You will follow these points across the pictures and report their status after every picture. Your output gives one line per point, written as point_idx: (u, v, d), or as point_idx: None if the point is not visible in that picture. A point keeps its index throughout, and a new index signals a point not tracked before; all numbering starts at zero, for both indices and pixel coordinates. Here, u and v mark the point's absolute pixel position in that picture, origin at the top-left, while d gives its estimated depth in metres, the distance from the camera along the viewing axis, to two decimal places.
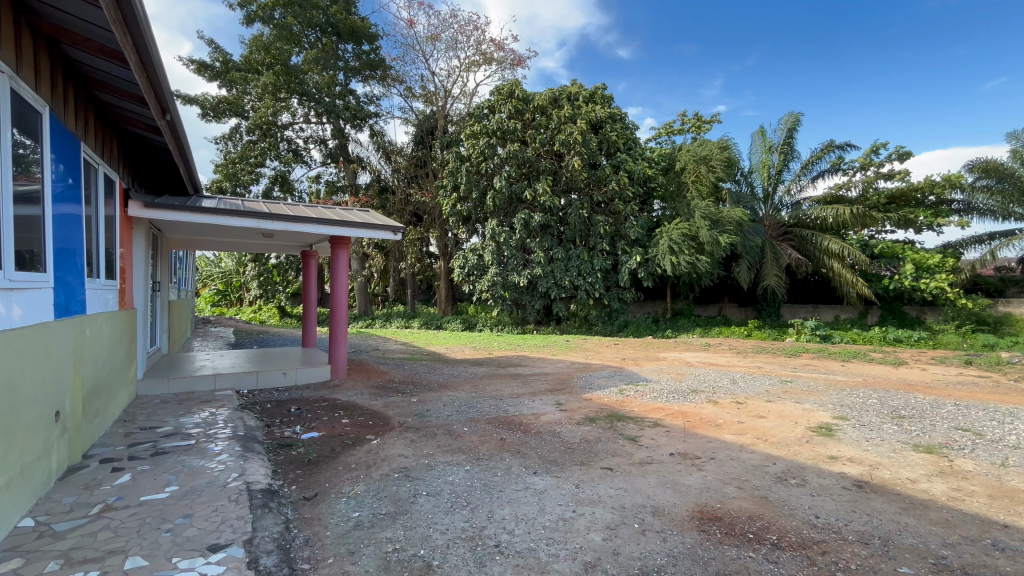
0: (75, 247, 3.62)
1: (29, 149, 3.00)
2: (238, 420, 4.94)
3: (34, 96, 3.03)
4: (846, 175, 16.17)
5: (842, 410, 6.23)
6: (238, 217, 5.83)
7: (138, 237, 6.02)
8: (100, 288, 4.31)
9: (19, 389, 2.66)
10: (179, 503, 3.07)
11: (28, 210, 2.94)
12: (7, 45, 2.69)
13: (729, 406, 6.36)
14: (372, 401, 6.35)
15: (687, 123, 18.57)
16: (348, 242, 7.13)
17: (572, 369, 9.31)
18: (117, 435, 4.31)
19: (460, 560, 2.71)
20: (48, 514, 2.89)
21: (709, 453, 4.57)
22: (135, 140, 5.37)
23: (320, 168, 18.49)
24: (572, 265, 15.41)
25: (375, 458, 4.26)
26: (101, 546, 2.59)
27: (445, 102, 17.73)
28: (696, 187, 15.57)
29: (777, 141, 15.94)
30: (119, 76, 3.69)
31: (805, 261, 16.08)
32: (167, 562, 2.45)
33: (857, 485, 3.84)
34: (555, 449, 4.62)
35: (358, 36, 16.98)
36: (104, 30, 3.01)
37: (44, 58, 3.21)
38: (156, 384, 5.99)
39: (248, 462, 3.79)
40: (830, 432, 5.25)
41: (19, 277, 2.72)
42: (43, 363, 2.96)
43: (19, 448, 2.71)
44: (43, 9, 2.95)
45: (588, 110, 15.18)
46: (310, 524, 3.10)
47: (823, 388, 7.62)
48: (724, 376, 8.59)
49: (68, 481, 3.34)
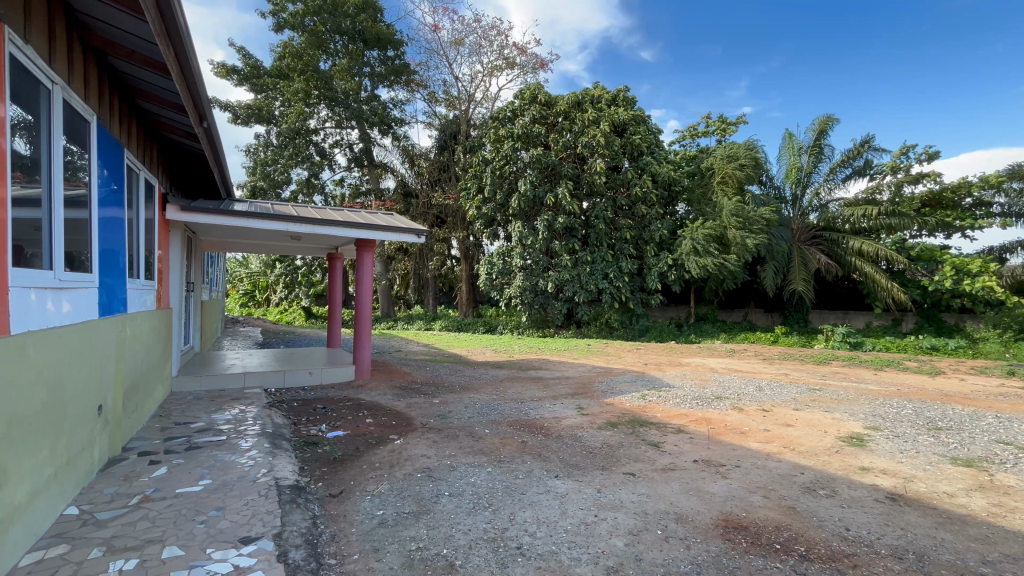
0: (117, 248, 3.79)
1: (76, 155, 3.13)
2: (266, 418, 5.07)
3: (84, 107, 3.22)
4: (874, 179, 15.67)
5: (875, 420, 6.03)
6: (268, 220, 5.96)
7: (175, 240, 6.27)
8: (140, 288, 4.52)
9: (66, 386, 2.81)
10: (212, 496, 3.19)
11: (77, 213, 3.09)
12: (60, 59, 2.85)
13: (754, 413, 6.24)
14: (395, 402, 6.44)
15: (711, 125, 18.28)
16: (374, 245, 7.20)
17: (593, 373, 9.28)
18: (154, 430, 4.48)
19: (482, 560, 2.74)
20: (91, 503, 3.04)
21: (734, 461, 4.49)
22: (172, 147, 5.60)
23: (345, 172, 18.76)
24: (596, 269, 15.35)
25: (398, 458, 4.33)
26: (140, 535, 2.70)
27: (468, 106, 18.03)
28: (723, 188, 15.32)
29: (807, 142, 15.73)
30: (163, 86, 3.87)
31: (834, 266, 15.69)
32: (202, 553, 2.55)
33: (890, 498, 3.71)
34: (576, 453, 4.62)
35: (385, 42, 17.29)
36: (149, 42, 3.16)
37: (93, 70, 3.38)
38: (189, 382, 6.21)
39: (276, 459, 3.90)
40: (861, 442, 5.10)
41: (68, 277, 2.88)
42: (87, 359, 3.11)
43: (65, 440, 2.86)
44: (92, 22, 3.12)
45: (611, 112, 14.99)
46: (337, 520, 3.17)
47: (854, 397, 7.39)
48: (750, 382, 8.42)
49: (109, 472, 3.50)
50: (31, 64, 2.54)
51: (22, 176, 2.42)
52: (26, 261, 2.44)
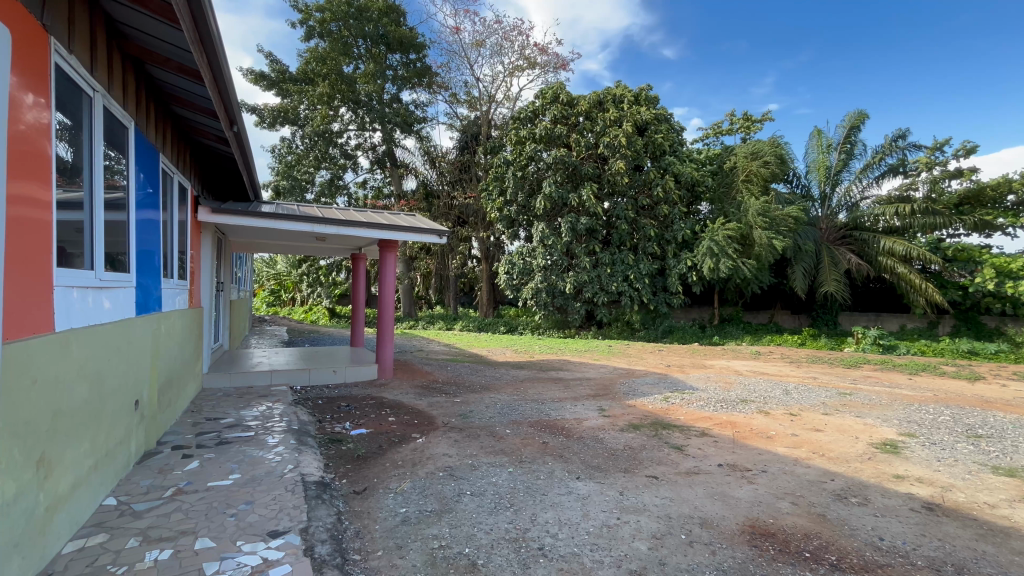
0: (153, 249, 3.93)
1: (115, 160, 3.26)
2: (292, 415, 5.19)
3: (123, 113, 3.35)
4: (909, 176, 15.09)
5: (910, 427, 5.81)
6: (295, 221, 6.08)
7: (206, 241, 6.47)
8: (173, 287, 4.68)
9: (106, 380, 2.93)
10: (242, 490, 3.27)
11: (116, 215, 3.22)
12: (101, 68, 2.97)
13: (781, 418, 6.09)
14: (417, 401, 6.50)
15: (736, 123, 17.90)
16: (396, 246, 7.29)
17: (615, 375, 9.19)
18: (186, 425, 4.63)
19: (504, 561, 2.74)
20: (128, 494, 3.15)
21: (760, 466, 4.39)
22: (204, 151, 5.78)
23: (368, 174, 19.02)
24: (617, 270, 15.23)
25: (420, 457, 4.37)
26: (174, 526, 2.79)
27: (489, 106, 18.12)
28: (748, 186, 14.96)
29: (837, 139, 15.34)
30: (196, 92, 4.00)
31: (865, 266, 15.19)
32: (232, 545, 2.62)
33: (927, 508, 3.57)
34: (598, 455, 4.58)
35: (407, 46, 17.50)
36: (184, 51, 3.28)
37: (131, 78, 3.51)
38: (218, 378, 6.40)
39: (302, 455, 3.98)
40: (895, 449, 4.92)
41: (109, 276, 3.01)
42: (125, 355, 3.24)
43: (105, 433, 2.98)
44: (130, 32, 3.25)
45: (634, 111, 14.82)
46: (360, 517, 3.22)
47: (887, 402, 7.13)
48: (776, 386, 8.23)
49: (145, 464, 3.63)
50: (74, 72, 2.65)
51: (63, 180, 2.52)
52: (68, 260, 2.54)
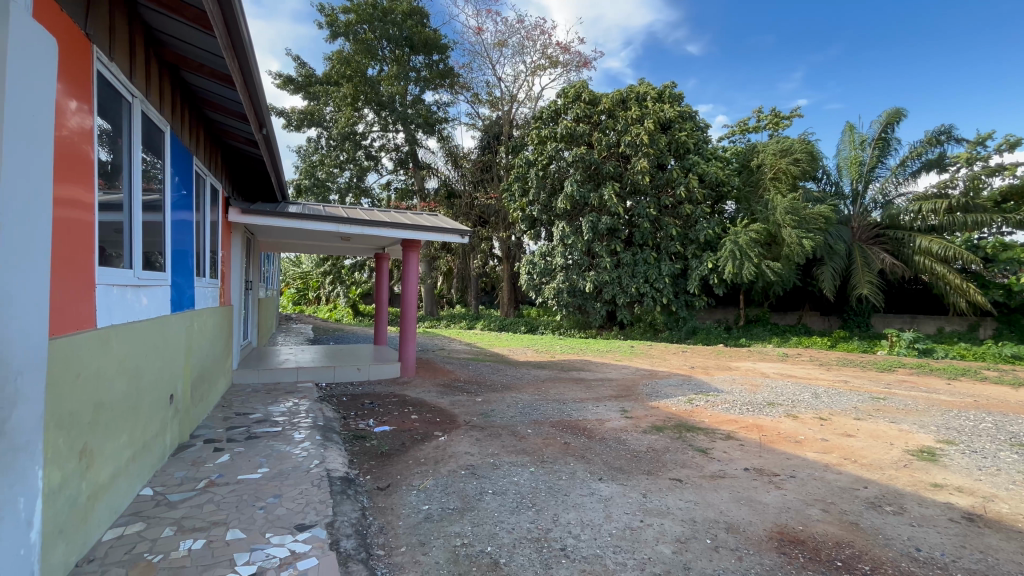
0: (187, 249, 4.07)
1: (152, 163, 3.38)
2: (318, 411, 5.30)
3: (160, 117, 3.47)
4: (947, 172, 14.46)
5: (948, 434, 5.57)
6: (321, 221, 6.20)
7: (236, 241, 6.65)
8: (205, 286, 4.83)
9: (143, 375, 3.05)
10: (270, 484, 3.36)
11: (153, 217, 3.34)
12: (140, 74, 3.09)
13: (810, 422, 5.92)
14: (439, 399, 6.55)
15: (763, 120, 17.46)
16: (418, 245, 7.36)
17: (637, 376, 9.09)
18: (217, 419, 4.78)
19: (526, 560, 2.74)
20: (163, 485, 3.27)
21: (788, 471, 4.27)
22: (235, 153, 5.94)
23: (391, 175, 19.24)
24: (638, 270, 15.08)
25: (443, 454, 4.41)
26: (207, 517, 2.89)
27: (511, 106, 18.17)
28: (775, 184, 14.60)
29: (871, 135, 14.83)
30: (228, 96, 4.12)
31: (900, 266, 14.63)
32: (261, 537, 2.69)
33: (967, 518, 3.42)
34: (620, 456, 4.53)
35: (431, 47, 17.70)
36: (217, 56, 3.38)
37: (167, 84, 3.64)
38: (248, 374, 6.60)
39: (328, 451, 4.07)
40: (933, 457, 4.73)
41: (146, 274, 3.13)
42: (161, 350, 3.36)
43: (143, 426, 3.10)
44: (167, 40, 3.36)
45: (657, 109, 14.65)
46: (384, 513, 3.26)
47: (924, 408, 6.87)
48: (805, 389, 8.02)
49: (179, 457, 3.76)
50: (115, 79, 2.76)
51: (105, 183, 2.63)
52: (108, 260, 2.65)
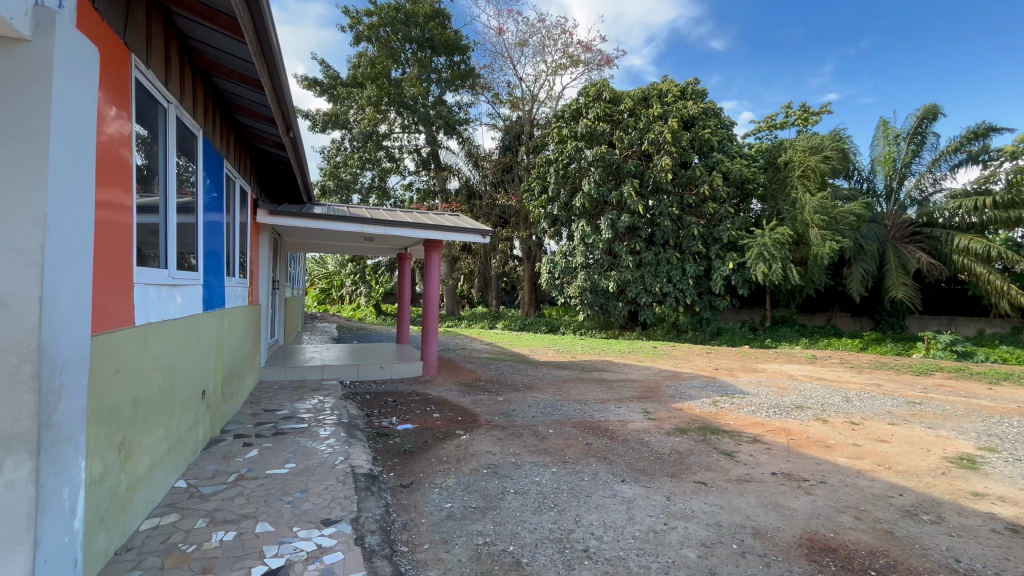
0: (219, 250, 4.19)
1: (186, 166, 3.50)
2: (343, 409, 5.40)
3: (193, 122, 3.59)
4: (988, 167, 13.85)
5: (990, 441, 5.32)
6: (345, 222, 6.29)
7: (263, 242, 6.80)
8: (235, 285, 4.97)
9: (178, 369, 3.16)
10: (297, 479, 3.43)
11: (187, 219, 3.45)
12: (175, 81, 3.20)
13: (841, 426, 5.75)
14: (460, 398, 6.60)
15: (791, 116, 17.01)
16: (440, 246, 7.42)
17: (660, 377, 8.97)
18: (246, 415, 4.91)
19: (549, 560, 2.73)
20: (196, 478, 3.39)
21: (818, 477, 4.16)
22: (263, 155, 6.10)
23: (413, 176, 19.42)
24: (661, 270, 14.87)
25: (465, 453, 4.43)
26: (237, 510, 2.97)
27: (531, 106, 18.16)
28: (803, 182, 14.18)
29: (906, 130, 14.35)
30: (257, 101, 4.23)
31: (938, 265, 14.03)
32: (289, 530, 2.75)
33: (1012, 529, 3.27)
34: (644, 458, 4.48)
35: (453, 48, 17.85)
36: (247, 62, 3.48)
37: (200, 90, 3.76)
38: (275, 372, 6.75)
39: (352, 448, 4.14)
40: (974, 465, 4.53)
41: (181, 274, 3.23)
42: (194, 347, 3.48)
43: (177, 419, 3.21)
44: (200, 47, 3.47)
45: (680, 106, 14.42)
46: (408, 510, 3.30)
47: (963, 413, 6.58)
48: (835, 392, 7.78)
49: (211, 451, 3.88)
50: (152, 86, 2.86)
51: (142, 187, 2.73)
52: (144, 261, 2.75)
